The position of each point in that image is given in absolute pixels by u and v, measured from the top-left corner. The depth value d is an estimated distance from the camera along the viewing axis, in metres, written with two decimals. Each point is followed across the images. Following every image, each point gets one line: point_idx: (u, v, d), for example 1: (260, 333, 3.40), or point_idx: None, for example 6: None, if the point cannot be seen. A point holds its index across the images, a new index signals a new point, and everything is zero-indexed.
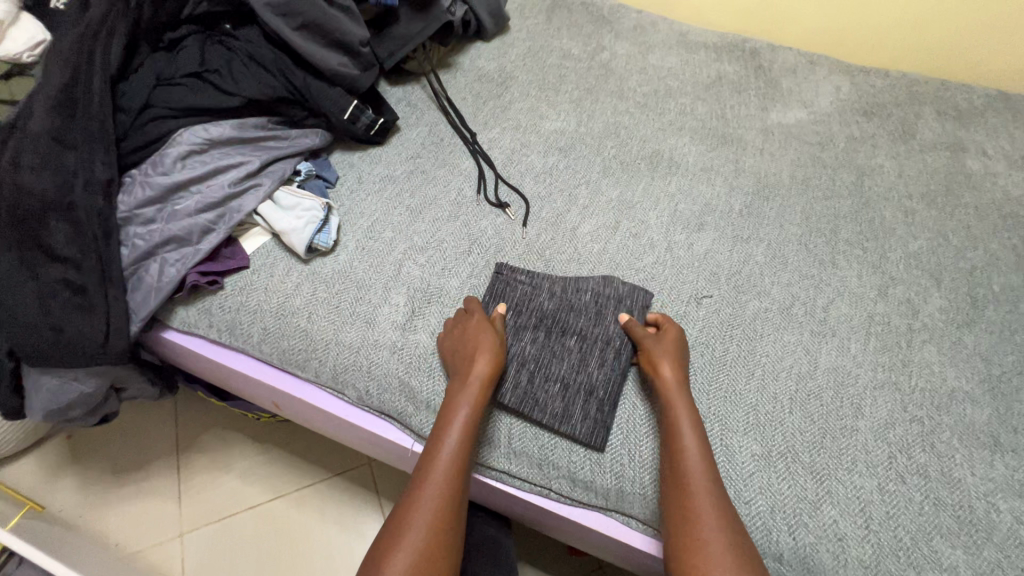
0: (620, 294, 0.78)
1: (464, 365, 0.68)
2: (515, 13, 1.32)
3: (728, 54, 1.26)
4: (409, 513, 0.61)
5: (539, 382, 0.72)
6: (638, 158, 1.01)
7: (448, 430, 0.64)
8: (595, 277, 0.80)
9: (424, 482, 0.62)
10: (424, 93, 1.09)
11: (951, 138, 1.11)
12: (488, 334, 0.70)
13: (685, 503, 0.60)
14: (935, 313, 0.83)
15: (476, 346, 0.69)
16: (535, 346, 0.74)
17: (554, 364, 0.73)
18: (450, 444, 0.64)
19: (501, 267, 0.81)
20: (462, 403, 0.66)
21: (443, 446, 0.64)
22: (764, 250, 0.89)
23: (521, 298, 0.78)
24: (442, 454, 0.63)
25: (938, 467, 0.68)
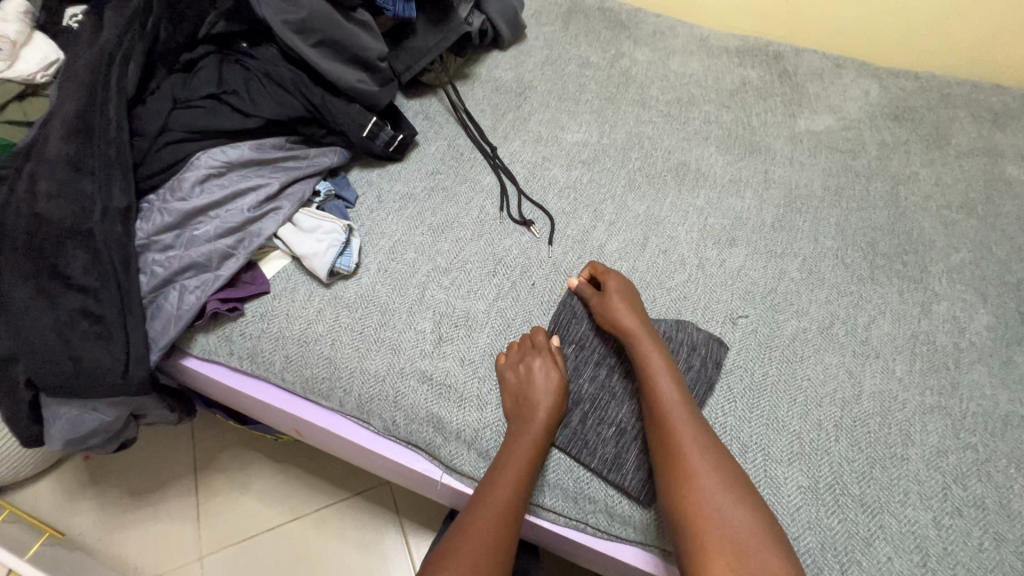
0: (694, 342, 0.74)
1: (526, 409, 0.67)
2: (531, 20, 1.29)
3: (752, 58, 1.22)
4: (456, 554, 0.58)
5: (594, 427, 0.69)
6: (663, 170, 0.98)
7: (502, 474, 0.63)
8: (668, 321, 0.76)
9: (474, 525, 0.60)
10: (441, 106, 1.07)
11: (988, 143, 1.07)
12: (555, 377, 0.69)
13: (672, 456, 0.61)
14: (982, 331, 0.79)
15: (538, 388, 0.67)
16: (592, 386, 0.72)
17: (612, 408, 0.70)
18: (504, 489, 0.62)
19: (572, 294, 0.78)
20: (516, 447, 0.64)
21: (496, 491, 0.62)
22: (800, 265, 0.86)
23: (584, 333, 0.75)
24: (494, 505, 0.62)
25: (995, 499, 0.64)
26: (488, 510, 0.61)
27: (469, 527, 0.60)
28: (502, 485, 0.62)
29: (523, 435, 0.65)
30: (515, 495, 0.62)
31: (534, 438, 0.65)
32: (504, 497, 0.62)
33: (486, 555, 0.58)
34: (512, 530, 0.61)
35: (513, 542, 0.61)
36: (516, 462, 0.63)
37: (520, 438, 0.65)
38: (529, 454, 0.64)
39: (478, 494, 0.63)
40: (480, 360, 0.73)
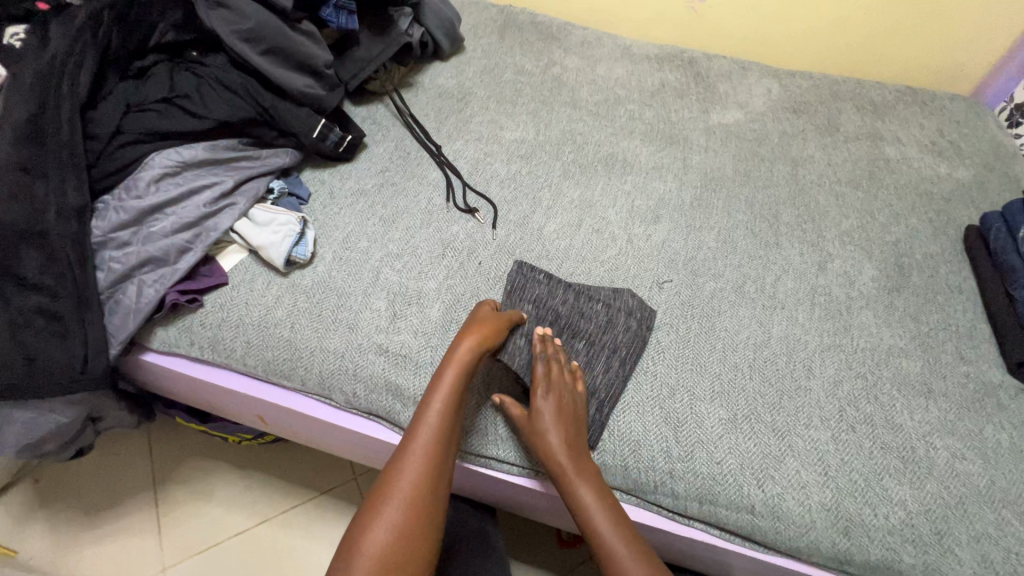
0: (630, 307, 0.83)
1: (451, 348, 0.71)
2: (469, 34, 1.39)
3: (669, 64, 1.36)
4: (387, 486, 0.63)
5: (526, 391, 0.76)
6: (594, 161, 1.09)
7: (427, 411, 0.66)
8: (608, 289, 0.85)
9: (402, 461, 0.64)
10: (387, 111, 1.14)
11: (870, 129, 1.23)
12: (478, 331, 0.72)
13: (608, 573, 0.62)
14: (868, 281, 0.92)
15: (465, 337, 0.71)
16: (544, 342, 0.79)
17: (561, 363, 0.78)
18: (431, 424, 0.66)
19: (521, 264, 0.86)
20: (440, 389, 0.68)
21: (423, 427, 0.66)
22: (715, 236, 0.97)
23: (533, 297, 0.82)
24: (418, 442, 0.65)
25: (882, 416, 0.76)
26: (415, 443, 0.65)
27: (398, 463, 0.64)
28: (426, 420, 0.66)
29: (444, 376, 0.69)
30: (441, 429, 0.66)
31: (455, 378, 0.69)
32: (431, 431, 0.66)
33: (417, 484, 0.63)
34: (439, 460, 0.65)
35: (443, 471, 0.65)
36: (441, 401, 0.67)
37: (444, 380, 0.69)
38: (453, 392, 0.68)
39: (407, 433, 0.67)
40: (433, 331, 0.79)
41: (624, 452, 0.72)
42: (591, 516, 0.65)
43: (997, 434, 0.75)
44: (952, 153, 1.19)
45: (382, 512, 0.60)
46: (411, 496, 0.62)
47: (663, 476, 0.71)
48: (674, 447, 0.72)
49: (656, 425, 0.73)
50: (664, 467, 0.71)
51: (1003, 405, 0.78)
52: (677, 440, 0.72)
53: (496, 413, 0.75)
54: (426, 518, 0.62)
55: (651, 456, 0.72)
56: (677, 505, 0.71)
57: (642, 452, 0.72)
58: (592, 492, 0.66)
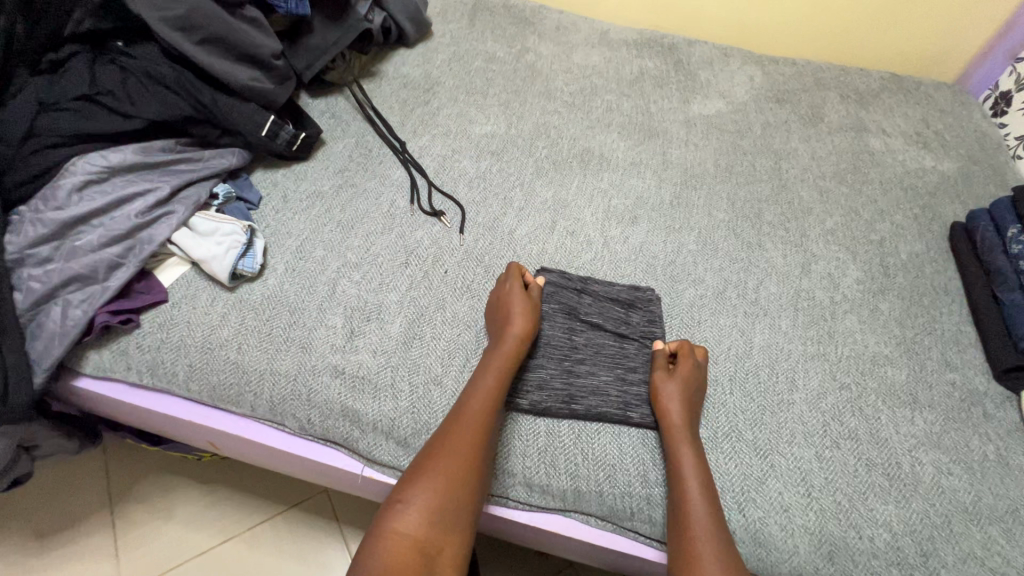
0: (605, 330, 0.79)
1: (502, 327, 0.73)
2: (437, 17, 1.31)
3: (648, 50, 1.30)
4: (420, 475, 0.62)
5: (563, 371, 0.74)
6: (569, 157, 1.03)
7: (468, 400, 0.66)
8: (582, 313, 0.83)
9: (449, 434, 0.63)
10: (348, 104, 1.06)
11: (855, 120, 1.19)
12: (524, 319, 0.73)
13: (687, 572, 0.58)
14: (853, 284, 0.89)
15: (512, 321, 0.73)
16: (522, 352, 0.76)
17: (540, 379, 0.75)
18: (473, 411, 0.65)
19: (545, 273, 0.83)
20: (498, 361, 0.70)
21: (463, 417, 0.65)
22: (695, 238, 0.92)
23: (560, 288, 0.82)
24: (471, 407, 0.65)
25: (867, 430, 0.72)
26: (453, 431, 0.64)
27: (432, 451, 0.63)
28: (466, 420, 0.64)
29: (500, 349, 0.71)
30: (483, 419, 0.65)
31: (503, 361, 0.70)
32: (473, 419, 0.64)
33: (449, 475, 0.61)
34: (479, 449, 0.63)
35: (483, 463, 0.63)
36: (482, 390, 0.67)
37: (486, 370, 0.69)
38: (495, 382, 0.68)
39: (453, 412, 0.66)
40: (394, 349, 0.73)
41: (598, 478, 0.68)
42: (696, 508, 0.61)
43: (983, 446, 0.72)
44: (938, 144, 1.16)
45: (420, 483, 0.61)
46: (456, 469, 0.62)
47: (640, 502, 0.67)
48: (652, 470, 0.68)
49: (633, 447, 0.70)
50: (641, 493, 0.67)
51: (988, 414, 0.76)
52: (654, 463, 0.69)
53: None
54: (456, 515, 0.60)
55: (628, 481, 0.67)
56: (656, 533, 0.67)
57: (618, 477, 0.68)
58: (702, 483, 0.63)
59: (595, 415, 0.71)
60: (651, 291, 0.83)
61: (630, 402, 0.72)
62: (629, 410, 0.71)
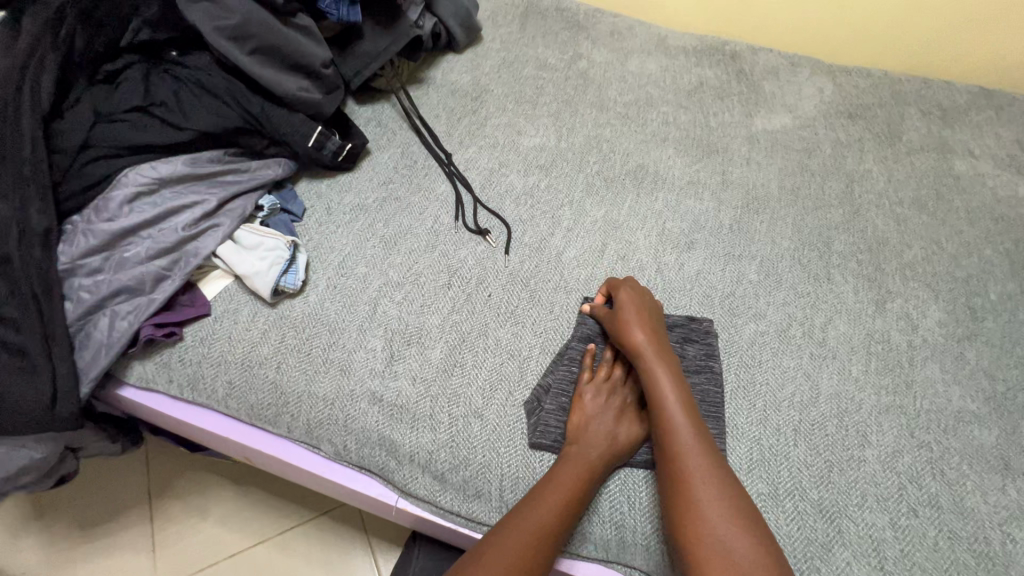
0: None
1: (594, 420, 0.66)
2: (487, 21, 1.27)
3: (708, 58, 1.23)
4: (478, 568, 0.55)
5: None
6: (622, 173, 0.98)
7: (543, 499, 0.60)
8: None
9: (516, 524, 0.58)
10: (394, 112, 1.04)
11: (937, 139, 1.09)
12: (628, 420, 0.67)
13: (678, 474, 0.59)
14: (934, 327, 0.80)
15: (612, 419, 0.67)
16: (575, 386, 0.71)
17: None
18: (547, 515, 0.59)
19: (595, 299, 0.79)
20: (584, 451, 0.63)
21: (541, 510, 0.59)
22: (757, 267, 0.85)
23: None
24: (545, 500, 0.60)
25: (949, 497, 0.65)
26: (524, 531, 0.58)
27: (495, 547, 0.57)
28: (540, 512, 0.59)
29: (590, 442, 0.64)
30: (561, 515, 0.59)
31: (592, 456, 0.63)
32: (544, 522, 0.58)
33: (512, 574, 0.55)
34: (545, 559, 0.57)
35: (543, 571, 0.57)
36: (562, 488, 0.60)
37: (567, 464, 0.63)
38: (577, 483, 0.61)
39: (525, 502, 0.60)
40: (434, 377, 0.70)
41: (644, 532, 0.63)
42: (674, 414, 0.63)
43: None
44: None
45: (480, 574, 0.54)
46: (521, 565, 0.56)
47: None
48: None
49: None
50: None
51: None
52: None
53: (531, 478, 0.65)
54: None
55: None
56: None
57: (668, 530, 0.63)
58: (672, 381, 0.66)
59: (641, 460, 0.66)
60: (706, 321, 0.78)
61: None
62: None
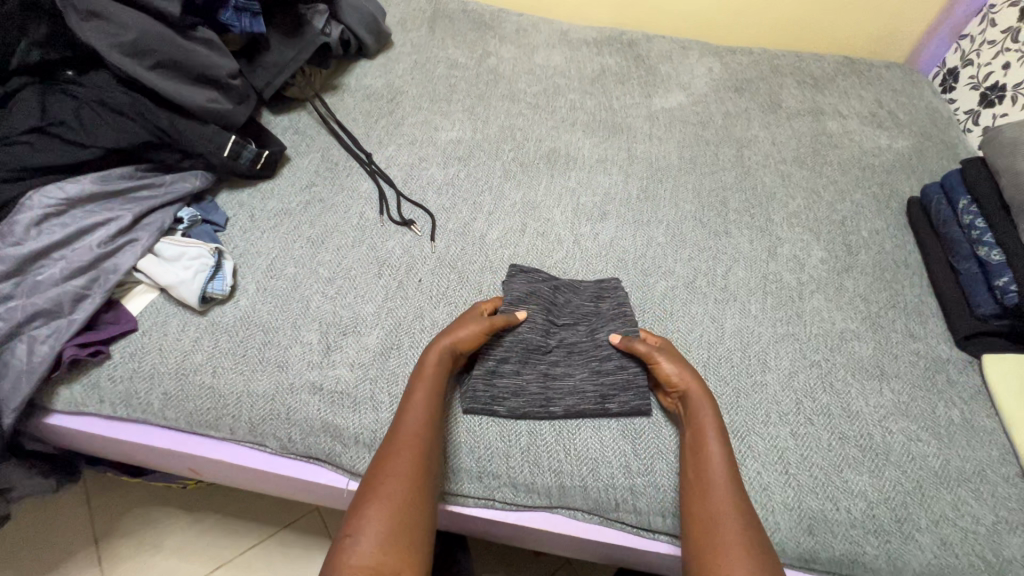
0: (591, 328, 0.81)
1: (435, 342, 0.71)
2: (397, 26, 1.32)
3: (609, 47, 1.33)
4: (371, 496, 0.58)
5: (539, 374, 0.75)
6: (536, 158, 1.04)
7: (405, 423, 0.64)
8: (567, 304, 0.83)
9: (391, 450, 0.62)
10: (311, 119, 1.06)
11: (811, 104, 1.23)
12: (466, 328, 0.72)
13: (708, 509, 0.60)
14: (817, 263, 0.91)
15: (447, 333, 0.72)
16: (507, 355, 0.76)
17: (528, 369, 0.75)
18: (412, 434, 0.63)
19: (519, 274, 0.83)
20: (428, 376, 0.68)
21: (405, 433, 0.63)
22: (663, 230, 0.94)
23: (536, 287, 0.82)
24: (409, 428, 0.63)
25: (838, 404, 0.75)
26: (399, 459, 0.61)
27: (379, 476, 0.60)
28: (405, 436, 0.63)
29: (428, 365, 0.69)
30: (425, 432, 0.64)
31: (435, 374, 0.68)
32: (416, 442, 0.63)
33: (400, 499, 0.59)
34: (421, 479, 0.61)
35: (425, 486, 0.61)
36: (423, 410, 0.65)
37: (423, 375, 0.68)
38: (430, 402, 0.66)
39: (393, 432, 0.64)
40: (372, 362, 0.73)
41: (580, 474, 0.68)
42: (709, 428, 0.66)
43: (949, 411, 0.75)
44: (891, 123, 1.20)
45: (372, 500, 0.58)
46: (400, 491, 0.59)
47: (624, 492, 0.68)
48: (633, 460, 0.69)
49: (615, 440, 0.70)
50: (624, 484, 0.68)
51: (952, 380, 0.78)
52: (635, 453, 0.70)
53: (471, 441, 0.70)
54: (410, 533, 0.57)
55: (611, 474, 0.68)
56: (642, 522, 0.68)
57: (601, 471, 0.68)
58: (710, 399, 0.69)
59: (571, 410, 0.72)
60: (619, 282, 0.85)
61: (607, 397, 0.73)
62: (608, 403, 0.72)
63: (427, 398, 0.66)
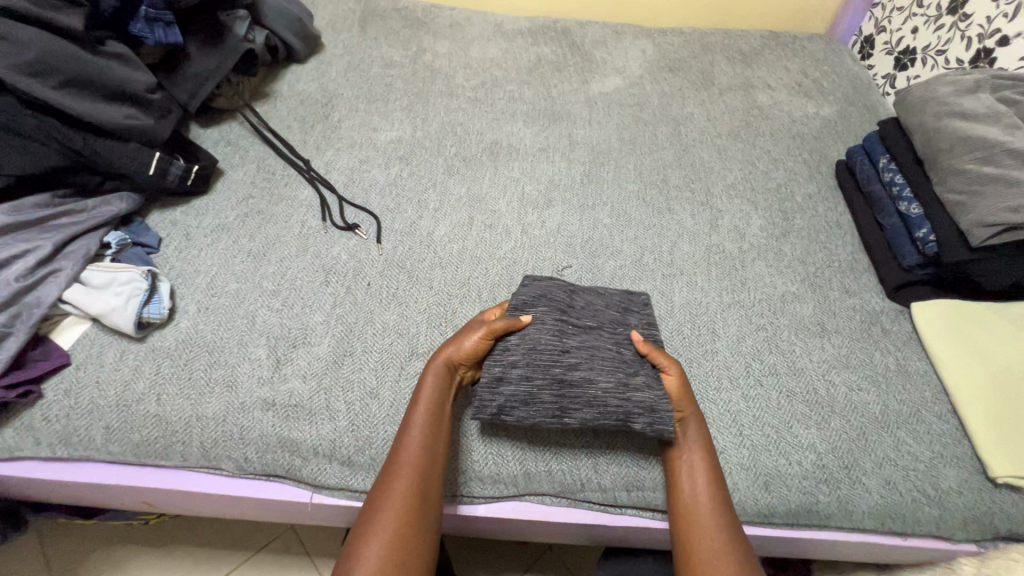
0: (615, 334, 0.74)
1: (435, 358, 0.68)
2: (327, 28, 1.29)
3: (543, 36, 1.34)
4: (369, 529, 0.58)
5: (554, 381, 0.67)
6: (479, 151, 1.04)
7: (400, 453, 0.62)
8: (589, 309, 0.76)
9: (386, 482, 0.61)
10: (243, 129, 1.03)
11: (741, 78, 1.27)
12: (466, 341, 0.69)
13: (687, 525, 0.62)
14: (757, 232, 0.94)
15: (447, 350, 0.68)
16: (520, 359, 0.68)
17: (543, 373, 0.67)
18: (406, 465, 0.61)
19: (531, 282, 0.77)
20: (424, 401, 0.65)
21: (399, 463, 0.61)
22: (609, 212, 0.95)
23: (548, 289, 0.76)
24: (404, 459, 0.62)
25: (784, 364, 0.78)
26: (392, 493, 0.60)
27: (372, 512, 0.59)
28: (400, 468, 0.61)
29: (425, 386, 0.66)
30: (418, 461, 0.62)
31: (433, 397, 0.65)
32: (410, 474, 0.61)
33: (394, 535, 0.57)
34: (417, 512, 0.59)
35: (423, 517, 0.60)
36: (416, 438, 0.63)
37: (424, 393, 0.66)
38: (426, 428, 0.64)
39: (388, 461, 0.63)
40: (324, 371, 0.72)
41: (542, 459, 0.70)
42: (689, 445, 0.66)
43: (885, 359, 0.79)
44: (817, 91, 1.25)
45: (366, 540, 0.57)
46: (395, 526, 0.58)
47: (587, 472, 0.69)
48: (593, 439, 0.71)
49: None
50: (589, 462, 0.69)
51: (887, 329, 0.83)
52: (595, 433, 0.71)
53: None
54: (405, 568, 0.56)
55: (574, 455, 0.69)
56: (607, 498, 0.69)
57: (564, 454, 0.69)
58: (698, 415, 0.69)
59: None
60: (642, 294, 0.82)
61: (631, 412, 0.66)
62: (631, 421, 0.66)
63: (422, 425, 0.64)
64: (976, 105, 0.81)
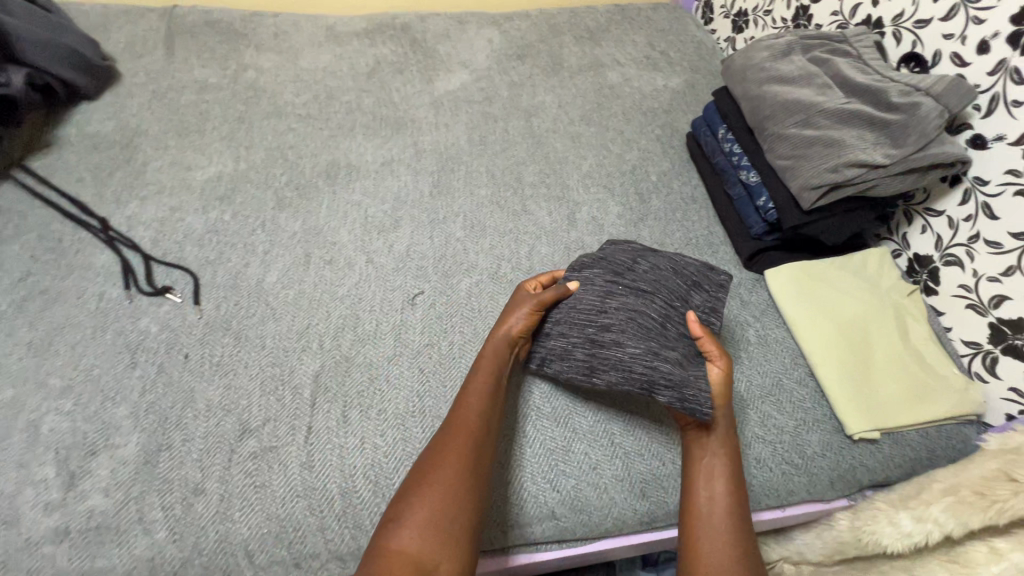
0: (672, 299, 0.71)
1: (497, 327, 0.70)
2: (124, 53, 1.11)
3: (381, 36, 1.23)
4: (425, 484, 0.57)
5: (587, 340, 0.68)
6: (315, 175, 0.94)
7: (465, 408, 0.63)
8: (660, 266, 0.74)
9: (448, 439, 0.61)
10: (18, 191, 0.86)
11: (591, 58, 1.24)
12: (521, 313, 0.70)
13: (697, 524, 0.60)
14: (615, 220, 0.92)
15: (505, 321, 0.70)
16: (562, 330, 0.69)
17: (580, 337, 0.68)
18: (468, 422, 0.62)
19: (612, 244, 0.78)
20: (484, 368, 0.67)
21: (462, 421, 0.62)
22: (461, 224, 0.89)
23: (615, 254, 0.76)
24: (468, 419, 0.62)
25: None
26: (449, 452, 0.59)
27: (428, 468, 0.59)
28: (463, 428, 0.61)
29: (485, 351, 0.68)
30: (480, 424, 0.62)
31: (489, 365, 0.67)
32: (472, 429, 0.61)
33: (445, 494, 0.57)
34: (469, 477, 0.58)
35: (478, 479, 0.59)
36: (478, 401, 0.64)
37: (482, 362, 0.67)
38: (484, 391, 0.65)
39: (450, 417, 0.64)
40: (133, 476, 0.61)
41: None
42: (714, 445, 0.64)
43: (746, 332, 0.80)
44: (664, 63, 1.25)
45: (422, 494, 0.56)
46: (452, 482, 0.57)
47: None
48: None
49: None
50: None
51: (746, 301, 0.83)
52: None
53: (278, 527, 0.60)
54: (455, 525, 0.55)
55: None
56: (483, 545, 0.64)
57: None
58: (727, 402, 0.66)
59: (388, 454, 0.65)
60: (723, 275, 0.75)
61: (656, 382, 0.64)
62: (656, 392, 0.64)
63: (483, 392, 0.65)
64: (790, 68, 0.82)
